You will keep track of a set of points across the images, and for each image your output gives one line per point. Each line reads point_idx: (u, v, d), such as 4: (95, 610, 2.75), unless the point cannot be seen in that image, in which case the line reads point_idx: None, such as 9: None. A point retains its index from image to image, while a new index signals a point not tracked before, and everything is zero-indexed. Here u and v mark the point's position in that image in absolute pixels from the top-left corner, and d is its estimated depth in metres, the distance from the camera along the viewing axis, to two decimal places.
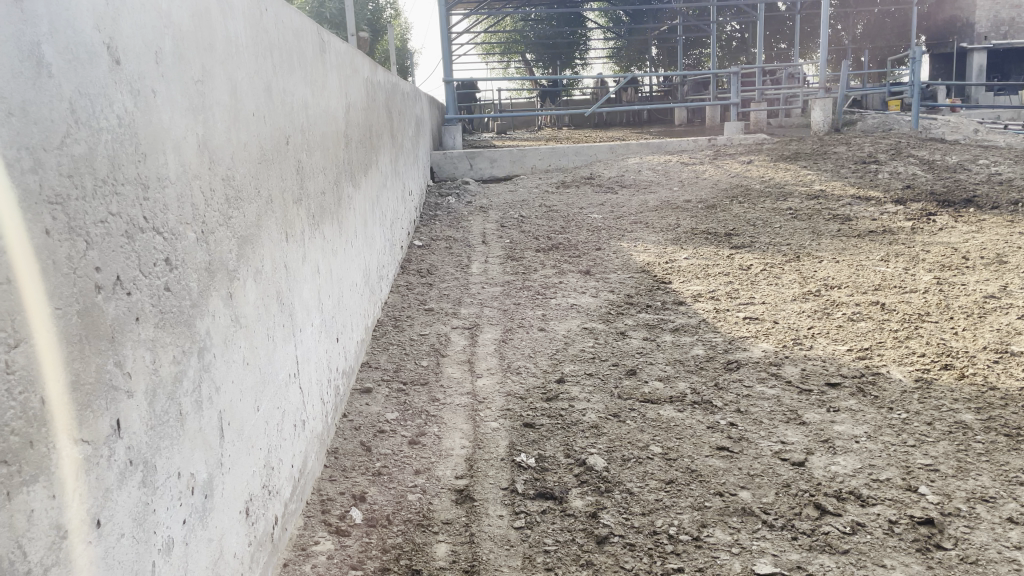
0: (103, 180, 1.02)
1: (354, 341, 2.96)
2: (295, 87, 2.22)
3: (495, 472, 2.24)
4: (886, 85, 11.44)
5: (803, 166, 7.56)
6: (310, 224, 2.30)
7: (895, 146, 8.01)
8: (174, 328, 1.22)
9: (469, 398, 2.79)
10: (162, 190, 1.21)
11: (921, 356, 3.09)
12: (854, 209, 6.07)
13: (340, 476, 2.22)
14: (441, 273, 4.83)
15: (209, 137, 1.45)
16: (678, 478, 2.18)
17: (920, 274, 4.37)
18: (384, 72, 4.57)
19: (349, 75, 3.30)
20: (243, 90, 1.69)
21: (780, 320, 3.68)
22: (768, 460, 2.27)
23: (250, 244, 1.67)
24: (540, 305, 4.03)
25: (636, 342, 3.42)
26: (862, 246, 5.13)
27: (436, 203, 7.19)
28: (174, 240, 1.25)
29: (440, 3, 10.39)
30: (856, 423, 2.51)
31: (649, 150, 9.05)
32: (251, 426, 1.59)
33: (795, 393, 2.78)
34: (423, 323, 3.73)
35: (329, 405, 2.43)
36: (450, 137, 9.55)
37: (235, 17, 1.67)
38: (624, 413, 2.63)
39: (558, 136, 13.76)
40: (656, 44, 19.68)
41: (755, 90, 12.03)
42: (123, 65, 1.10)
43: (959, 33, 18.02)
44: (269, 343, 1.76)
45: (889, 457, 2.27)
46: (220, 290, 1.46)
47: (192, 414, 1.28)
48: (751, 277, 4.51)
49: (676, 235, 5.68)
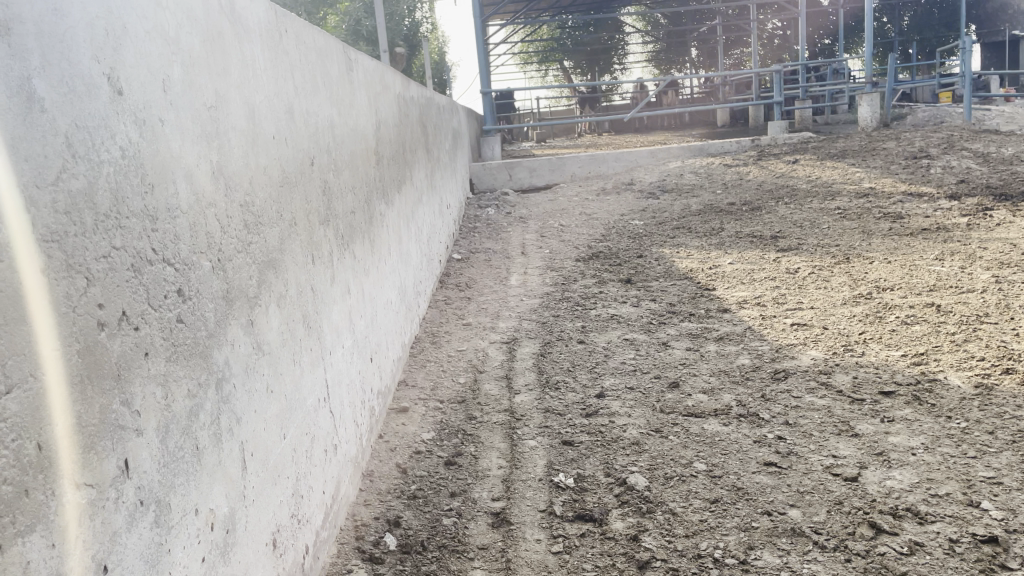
0: (106, 215, 1.00)
1: (389, 360, 2.93)
2: (319, 108, 2.20)
3: (532, 493, 2.18)
4: (936, 76, 11.10)
5: (850, 164, 7.36)
6: (339, 244, 2.28)
7: (947, 140, 7.75)
8: (189, 360, 1.20)
9: (507, 416, 2.73)
10: (173, 220, 1.18)
11: (981, 360, 2.94)
12: (905, 206, 5.88)
13: (375, 500, 2.19)
14: (480, 286, 4.79)
15: (225, 163, 1.42)
16: (723, 497, 2.09)
17: (977, 272, 4.18)
18: (417, 86, 4.55)
19: (379, 93, 3.29)
20: (263, 114, 1.67)
21: (830, 325, 3.55)
22: (819, 476, 2.17)
23: (272, 268, 1.65)
24: (580, 316, 3.96)
25: (679, 352, 3.33)
26: (915, 244, 4.96)
27: (476, 215, 7.17)
28: (188, 270, 1.22)
29: (475, 15, 10.39)
30: (912, 434, 2.38)
31: (690, 153, 8.91)
32: (276, 455, 1.56)
33: (847, 403, 2.67)
34: (462, 339, 3.69)
35: (364, 427, 2.39)
36: (489, 148, 9.54)
37: (252, 40, 1.65)
38: (666, 428, 2.55)
39: (598, 143, 13.66)
40: (696, 46, 19.46)
41: (799, 88, 11.78)
42: (127, 95, 1.08)
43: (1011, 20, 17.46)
44: (295, 369, 1.73)
45: (948, 469, 2.15)
46: (241, 318, 1.43)
47: (211, 448, 1.25)
48: (798, 281, 4.37)
49: (719, 240, 5.56)
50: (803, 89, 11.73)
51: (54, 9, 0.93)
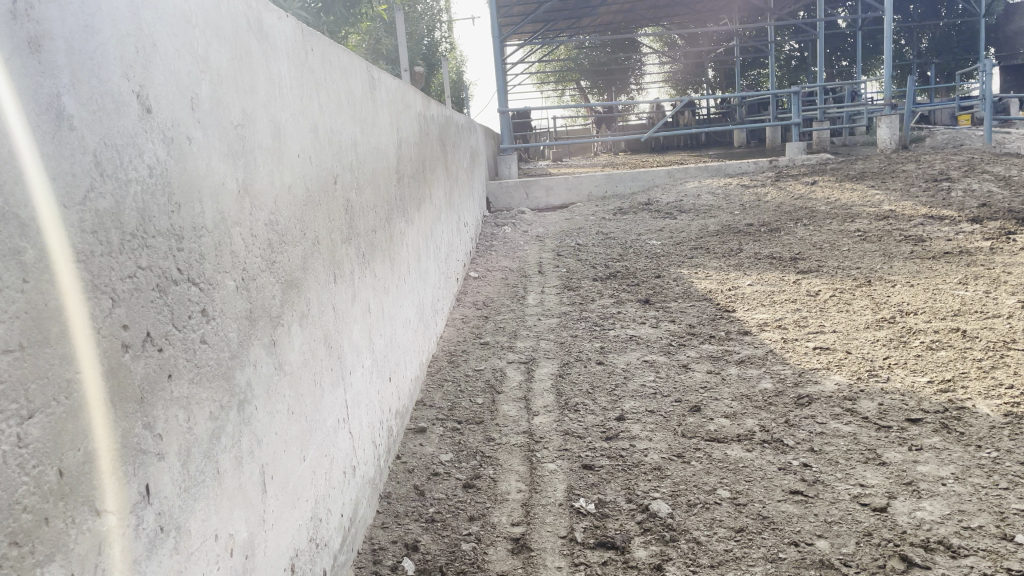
0: (132, 234, 0.99)
1: (407, 380, 2.91)
2: (343, 126, 2.19)
3: (552, 519, 2.14)
4: (956, 99, 11.02)
5: (870, 186, 7.30)
6: (360, 263, 2.26)
7: (968, 163, 7.68)
8: (211, 382, 1.18)
9: (526, 438, 2.70)
10: (198, 239, 1.17)
11: (1010, 388, 2.88)
12: (927, 229, 5.82)
13: (393, 523, 2.15)
14: (497, 305, 4.77)
15: (251, 180, 1.41)
16: (748, 526, 2.05)
17: (1002, 297, 4.12)
18: (438, 105, 4.56)
19: (400, 110, 3.29)
20: (288, 131, 1.66)
21: (853, 350, 3.50)
22: (847, 506, 2.12)
23: (295, 288, 1.62)
24: (598, 337, 3.92)
25: (699, 375, 3.28)
26: (937, 268, 4.89)
27: (492, 233, 7.15)
28: (212, 290, 1.20)
29: (494, 35, 10.41)
30: (941, 463, 2.33)
31: (708, 173, 8.88)
32: (296, 477, 1.53)
33: (873, 430, 2.61)
34: (479, 358, 3.66)
35: (382, 447, 2.37)
36: (506, 167, 9.55)
37: (279, 58, 1.64)
38: (688, 453, 2.51)
39: (614, 162, 13.66)
40: (713, 67, 19.47)
41: (817, 110, 11.74)
42: (155, 113, 1.06)
43: None
44: (316, 389, 1.70)
45: (980, 501, 2.09)
46: (263, 338, 1.41)
47: (231, 470, 1.22)
48: (819, 304, 4.32)
49: (738, 261, 5.51)
50: (820, 111, 11.69)
51: (86, 27, 0.92)
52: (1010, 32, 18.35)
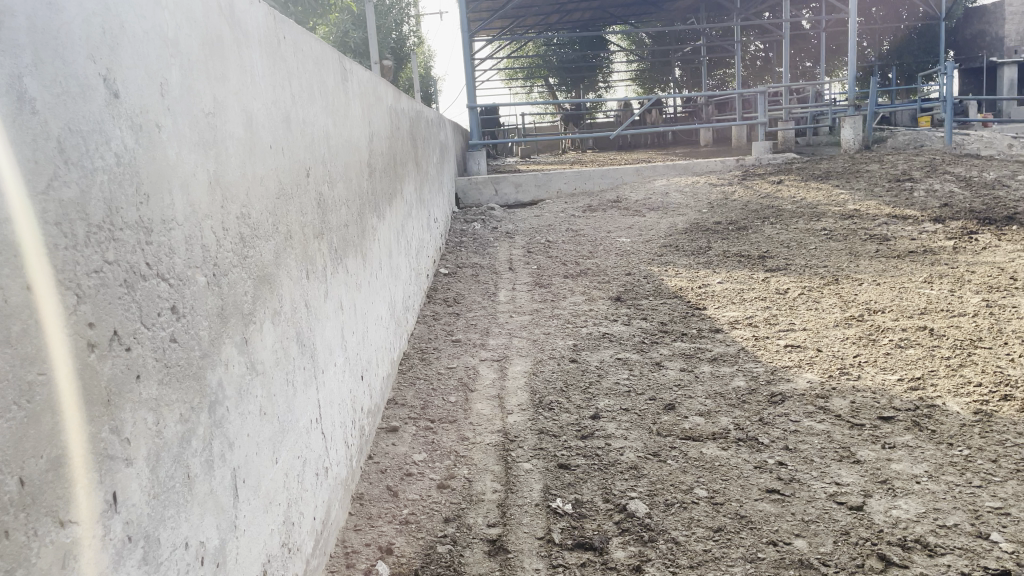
0: (98, 226, 0.93)
1: (379, 378, 2.85)
2: (316, 118, 2.13)
3: (529, 519, 2.11)
4: (919, 100, 11.19)
5: (835, 186, 7.38)
6: (333, 257, 2.21)
7: (929, 163, 7.80)
8: (182, 382, 1.12)
9: (500, 437, 2.66)
10: (168, 233, 1.11)
11: (979, 386, 2.91)
12: (891, 228, 5.89)
13: (366, 525, 2.10)
14: (468, 302, 4.72)
15: (222, 172, 1.35)
16: (726, 526, 2.03)
17: (967, 296, 4.17)
18: (408, 99, 4.49)
19: (372, 104, 3.23)
20: (260, 122, 1.60)
21: (824, 348, 3.51)
22: (823, 505, 2.12)
23: (267, 284, 1.57)
24: (571, 334, 3.90)
25: (673, 373, 3.27)
26: (902, 267, 4.95)
27: (462, 230, 7.09)
28: (182, 286, 1.15)
29: (462, 31, 10.34)
30: (915, 461, 2.34)
31: (675, 171, 8.91)
32: (268, 480, 1.47)
33: (846, 428, 2.62)
34: (451, 356, 3.61)
35: (354, 448, 2.31)
36: (475, 163, 9.50)
37: (251, 45, 1.58)
38: (664, 452, 2.49)
39: (583, 159, 13.67)
40: (680, 66, 19.58)
41: (782, 110, 11.86)
42: (124, 99, 1.00)
43: (989, 47, 17.66)
44: (288, 389, 1.65)
45: (954, 499, 2.10)
46: (235, 336, 1.36)
47: (202, 475, 1.17)
48: (789, 302, 4.35)
49: (707, 259, 5.53)
50: (786, 110, 11.81)
51: (49, 5, 0.86)
52: (969, 36, 18.70)
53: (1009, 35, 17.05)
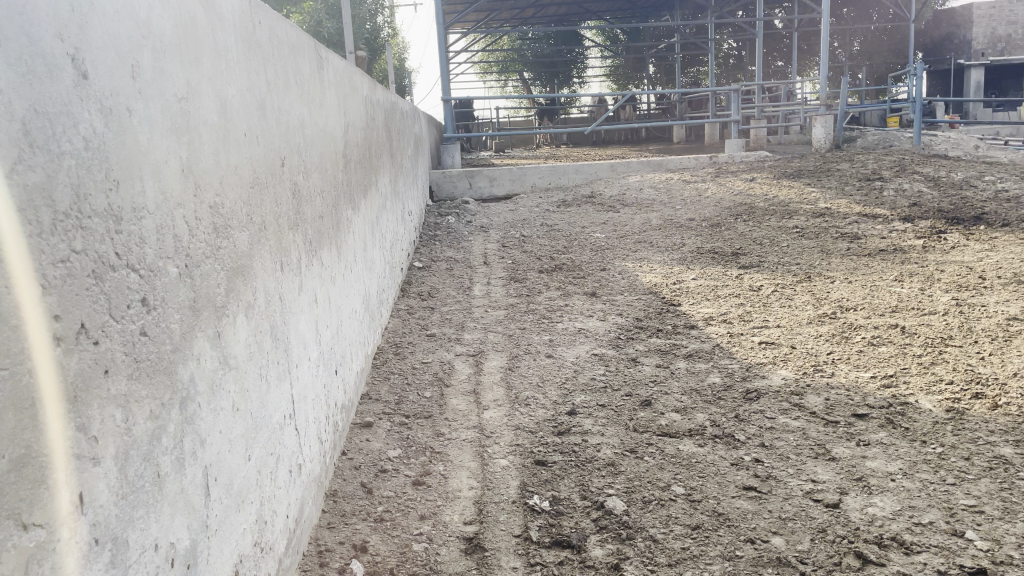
0: (65, 213, 0.88)
1: (353, 373, 2.81)
2: (291, 106, 2.08)
3: (506, 517, 2.08)
4: (889, 100, 11.33)
5: (806, 184, 7.43)
6: (307, 250, 2.16)
7: (899, 163, 7.89)
8: (152, 377, 1.07)
9: (476, 433, 2.63)
10: (138, 222, 1.06)
11: (950, 384, 2.93)
12: (862, 227, 5.95)
13: (340, 523, 2.06)
14: (442, 296, 4.68)
15: (196, 160, 1.30)
16: (704, 523, 2.03)
17: (937, 295, 4.22)
18: (384, 90, 4.44)
19: (347, 93, 3.17)
20: (234, 108, 1.55)
21: (798, 345, 3.53)
22: (800, 502, 2.12)
23: (240, 276, 1.52)
24: (546, 330, 3.88)
25: (649, 369, 3.26)
26: (873, 265, 5.00)
27: (436, 223, 7.04)
28: (153, 277, 1.10)
29: (437, 23, 10.25)
30: (889, 459, 2.35)
31: (650, 167, 8.93)
32: (241, 478, 1.43)
33: (821, 425, 2.63)
34: (426, 351, 3.57)
35: (328, 443, 2.27)
36: (449, 156, 9.44)
37: (226, 29, 1.53)
38: (641, 449, 2.48)
39: (557, 154, 13.64)
40: (654, 63, 19.63)
41: (754, 108, 11.94)
42: (93, 80, 0.95)
43: (957, 49, 17.94)
44: (261, 384, 1.60)
45: (930, 497, 2.11)
46: (207, 329, 1.31)
47: (173, 474, 1.13)
48: (762, 299, 4.36)
49: (681, 255, 5.54)
50: (759, 109, 11.88)
51: None
52: (937, 38, 18.97)
53: (976, 38, 17.34)
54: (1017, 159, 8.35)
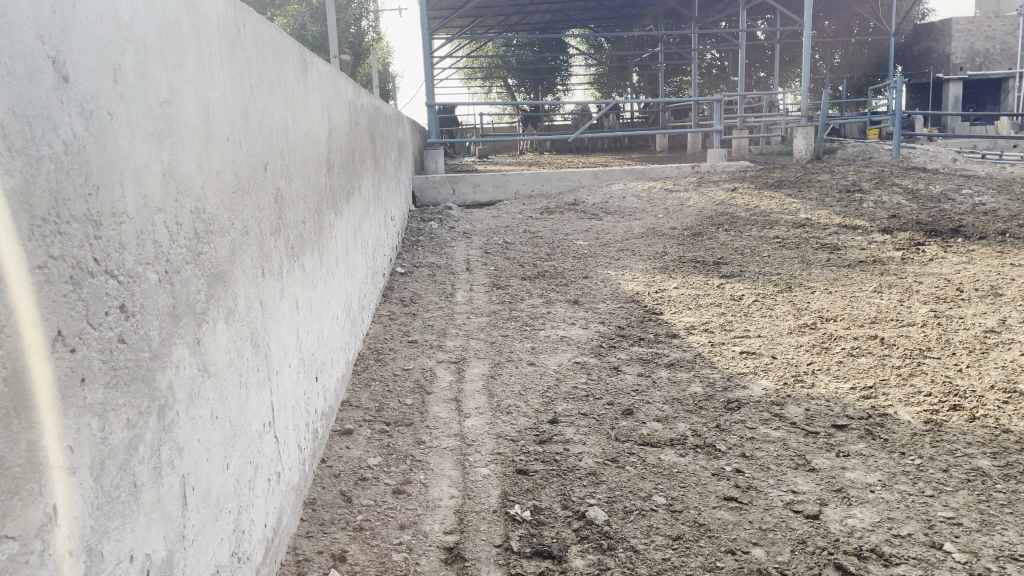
0: (43, 218, 0.87)
1: (333, 379, 2.79)
2: (274, 110, 2.06)
3: (486, 527, 2.07)
4: (869, 112, 11.44)
5: (787, 195, 7.49)
6: (289, 255, 2.14)
7: (878, 175, 7.97)
8: (130, 386, 1.06)
9: (457, 441, 2.61)
10: (118, 227, 1.04)
11: (928, 395, 2.96)
12: (842, 238, 6.00)
13: (319, 531, 2.04)
14: (424, 302, 4.67)
15: (177, 165, 1.29)
16: (685, 534, 2.03)
17: (916, 306, 4.26)
18: (368, 95, 4.43)
19: (332, 98, 3.16)
20: (217, 113, 1.53)
21: (778, 355, 3.54)
22: (780, 513, 2.12)
23: (221, 281, 1.50)
24: (528, 337, 3.87)
25: (631, 378, 3.27)
26: (852, 276, 5.04)
27: (418, 228, 7.03)
28: (132, 283, 1.08)
29: (422, 29, 10.25)
30: (868, 470, 2.36)
31: (632, 176, 8.95)
32: (219, 487, 1.41)
33: (801, 435, 2.64)
34: (407, 357, 3.55)
35: (307, 451, 2.25)
36: (432, 161, 9.44)
37: (209, 34, 1.51)
38: (622, 458, 2.48)
39: (540, 161, 13.67)
40: (638, 72, 19.72)
41: (737, 118, 12.02)
42: (74, 83, 0.94)
43: (935, 63, 18.20)
44: (241, 392, 1.58)
45: (908, 508, 2.13)
46: (187, 336, 1.29)
47: (149, 484, 1.11)
48: (743, 308, 4.38)
49: (663, 264, 5.56)
50: (741, 119, 11.97)
51: None
52: (917, 52, 19.20)
53: (955, 53, 17.61)
54: (994, 173, 8.46)
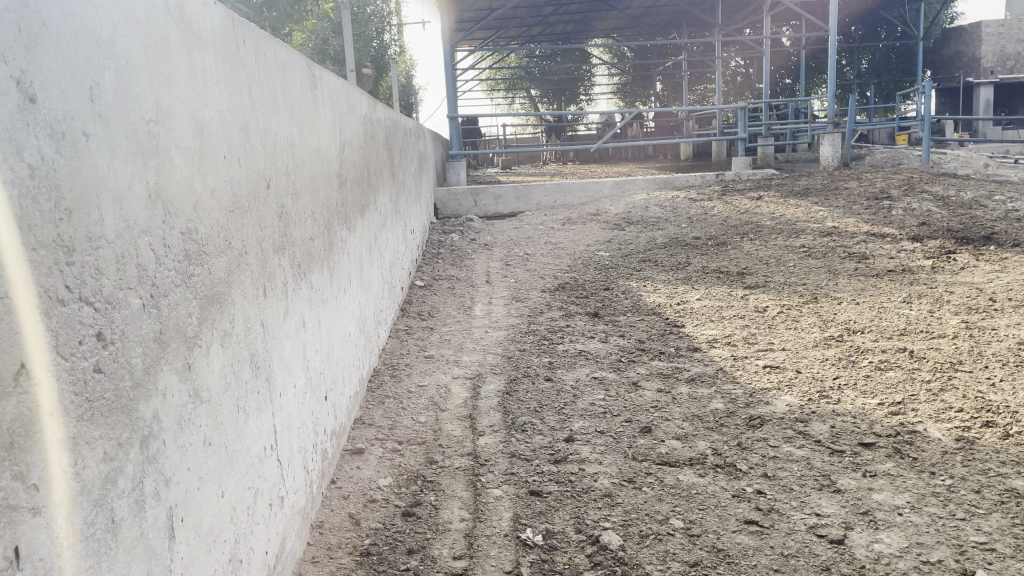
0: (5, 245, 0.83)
1: (345, 397, 2.75)
2: (278, 126, 2.03)
3: (496, 552, 2.01)
4: (897, 117, 11.26)
5: (813, 202, 7.36)
6: (294, 273, 2.10)
7: (908, 182, 7.80)
8: (107, 418, 1.02)
9: (470, 460, 2.56)
10: (94, 252, 1.00)
11: (959, 412, 2.84)
12: (870, 246, 5.87)
13: (325, 556, 1.99)
14: (442, 315, 4.63)
15: (165, 185, 1.25)
16: (703, 560, 1.95)
17: (947, 317, 4.13)
18: (385, 107, 4.41)
19: (344, 113, 3.13)
20: (212, 131, 1.50)
21: (802, 369, 3.44)
22: (803, 538, 2.04)
23: (216, 303, 1.46)
24: (546, 351, 3.81)
25: (650, 394, 3.19)
26: (881, 286, 4.92)
27: (439, 240, 7.00)
28: (112, 310, 1.04)
29: (444, 41, 10.26)
30: (896, 491, 2.26)
31: (656, 185, 8.87)
32: (212, 516, 1.37)
33: (826, 454, 2.55)
34: (422, 373, 3.50)
35: (315, 473, 2.20)
36: (455, 173, 9.44)
37: (204, 50, 1.48)
38: (639, 479, 2.40)
39: (564, 172, 13.62)
40: (662, 80, 19.62)
41: (762, 126, 11.89)
42: (42, 103, 0.90)
43: (965, 67, 17.90)
44: (238, 416, 1.54)
45: (938, 533, 2.03)
46: (176, 361, 1.25)
47: (131, 518, 1.06)
48: (768, 320, 4.28)
49: (686, 275, 5.47)
50: (766, 126, 11.83)
51: None
52: (946, 56, 18.90)
53: (986, 57, 17.31)
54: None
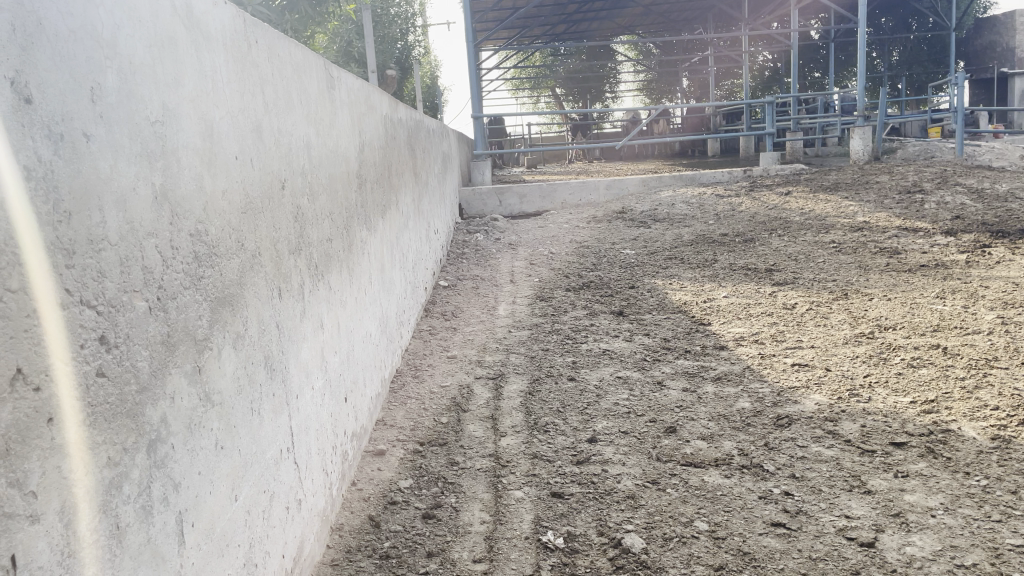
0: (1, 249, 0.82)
1: (366, 398, 2.73)
2: (293, 127, 2.01)
3: (517, 555, 1.98)
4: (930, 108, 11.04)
5: (844, 197, 7.23)
6: (311, 275, 2.08)
7: (940, 174, 7.63)
8: (111, 421, 1.00)
9: (491, 462, 2.53)
10: (96, 255, 0.99)
11: (995, 410, 2.76)
12: (901, 241, 5.75)
13: (343, 560, 1.98)
14: (465, 315, 4.61)
15: (172, 186, 1.23)
16: (728, 564, 1.90)
17: (982, 312, 4.02)
18: (407, 108, 4.40)
19: (363, 113, 3.12)
20: (222, 133, 1.48)
21: (832, 367, 3.37)
22: (832, 540, 1.98)
23: (228, 305, 1.45)
24: (570, 351, 3.77)
25: (675, 393, 3.13)
26: (913, 281, 4.81)
27: (464, 240, 6.98)
28: (116, 313, 1.03)
29: (467, 40, 10.26)
30: (929, 492, 2.20)
31: (682, 182, 8.79)
32: (225, 520, 1.36)
33: (856, 454, 2.48)
34: (445, 374, 3.48)
35: (334, 474, 2.19)
36: (479, 173, 9.45)
37: (213, 51, 1.46)
38: (663, 480, 2.36)
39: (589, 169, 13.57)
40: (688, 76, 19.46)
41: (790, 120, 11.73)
42: (36, 104, 0.89)
43: (1000, 57, 17.50)
44: (252, 419, 1.53)
45: (973, 535, 1.96)
46: (185, 364, 1.24)
47: (137, 524, 1.04)
48: (796, 317, 4.20)
49: (713, 272, 5.39)
50: (794, 121, 11.67)
51: None
52: (980, 46, 18.49)
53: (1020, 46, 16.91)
54: None
